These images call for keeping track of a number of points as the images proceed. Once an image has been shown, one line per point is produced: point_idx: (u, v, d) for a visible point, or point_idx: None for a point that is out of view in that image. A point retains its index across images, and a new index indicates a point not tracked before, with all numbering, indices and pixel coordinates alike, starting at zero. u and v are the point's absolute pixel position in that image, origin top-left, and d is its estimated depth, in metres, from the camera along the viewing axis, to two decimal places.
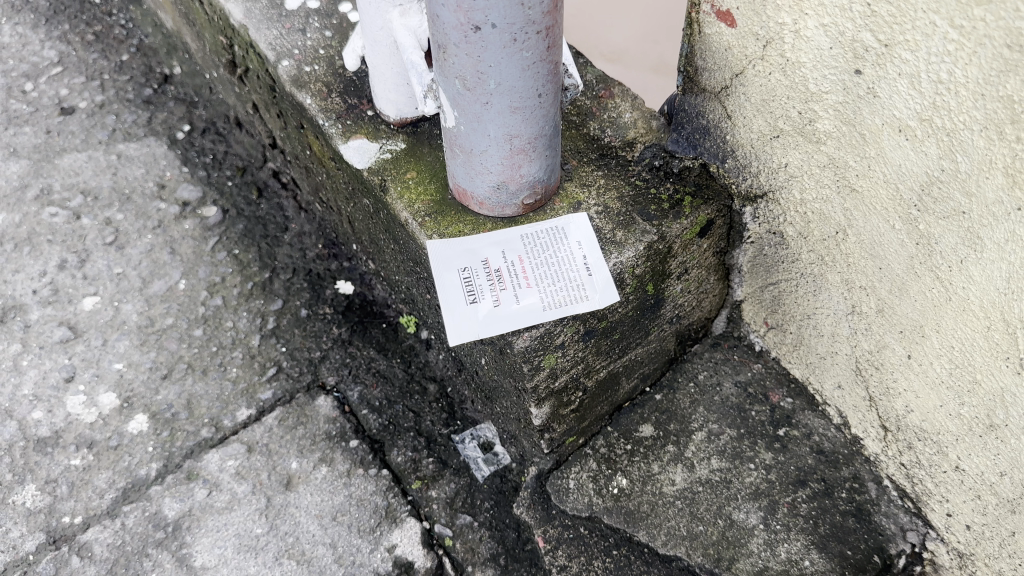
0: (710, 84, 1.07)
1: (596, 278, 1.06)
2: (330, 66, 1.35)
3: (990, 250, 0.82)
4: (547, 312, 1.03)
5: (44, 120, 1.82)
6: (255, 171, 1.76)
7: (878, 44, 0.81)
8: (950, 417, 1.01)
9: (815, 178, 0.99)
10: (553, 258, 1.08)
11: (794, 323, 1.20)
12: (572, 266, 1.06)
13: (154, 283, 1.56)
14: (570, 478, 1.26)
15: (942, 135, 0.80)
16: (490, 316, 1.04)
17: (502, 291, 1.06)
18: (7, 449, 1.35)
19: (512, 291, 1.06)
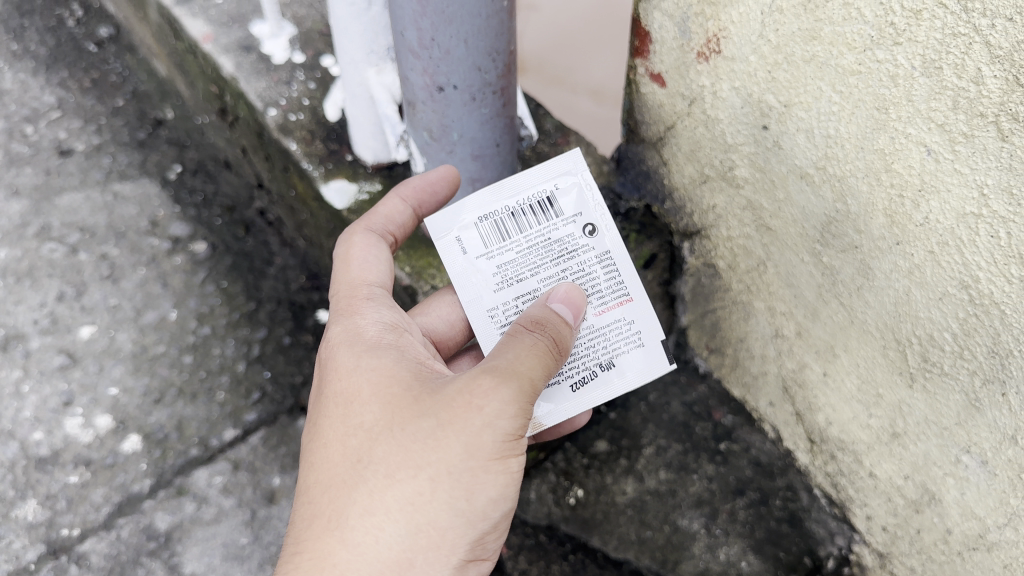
0: (648, 136, 1.23)
1: (511, 181, 1.04)
2: (314, 115, 1.48)
3: (879, 278, 0.96)
4: (464, 215, 1.03)
5: (44, 162, 1.95)
6: (242, 209, 1.87)
7: (779, 104, 0.96)
8: (862, 427, 1.13)
9: (736, 218, 1.14)
10: (550, 226, 1.04)
11: (730, 346, 1.34)
12: (531, 203, 1.04)
13: (147, 313, 1.68)
14: (531, 490, 1.36)
15: (834, 182, 0.94)
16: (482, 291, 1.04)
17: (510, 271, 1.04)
18: (10, 468, 1.47)
19: (511, 269, 1.04)
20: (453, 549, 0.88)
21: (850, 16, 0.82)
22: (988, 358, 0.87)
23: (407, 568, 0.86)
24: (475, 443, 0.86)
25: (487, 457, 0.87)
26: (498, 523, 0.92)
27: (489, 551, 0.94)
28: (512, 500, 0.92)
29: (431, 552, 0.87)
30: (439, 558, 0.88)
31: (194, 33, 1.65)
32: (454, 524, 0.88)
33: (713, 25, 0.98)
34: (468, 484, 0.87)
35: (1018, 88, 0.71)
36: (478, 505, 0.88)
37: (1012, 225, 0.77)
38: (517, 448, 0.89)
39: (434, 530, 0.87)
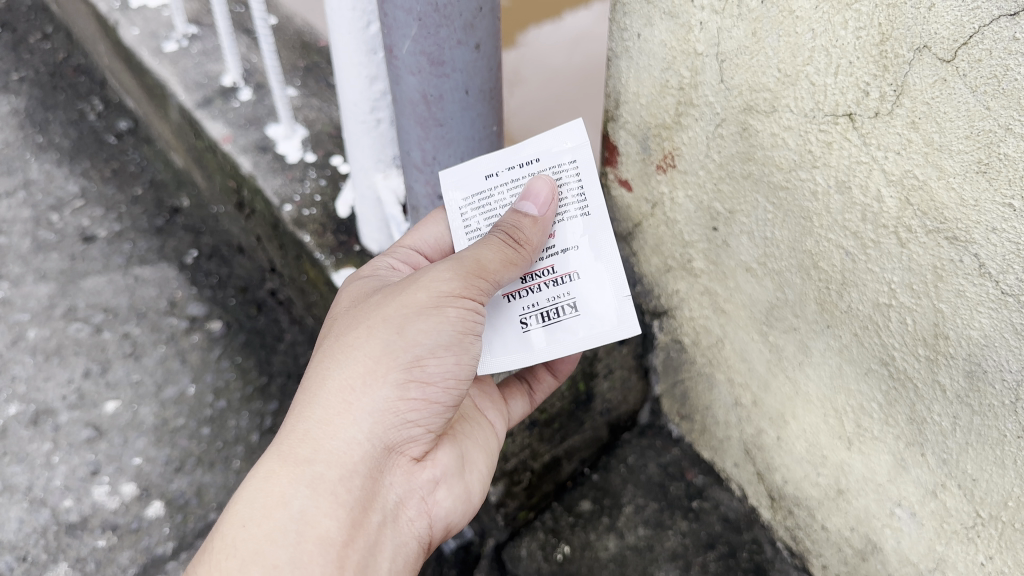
0: (620, 230, 1.41)
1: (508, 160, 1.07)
2: (325, 210, 1.66)
3: (816, 356, 1.13)
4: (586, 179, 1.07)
5: (69, 248, 2.11)
6: (254, 290, 2.03)
7: (725, 211, 1.15)
8: (813, 484, 1.28)
9: (697, 302, 1.33)
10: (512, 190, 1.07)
11: (699, 413, 1.50)
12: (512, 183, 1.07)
13: (167, 388, 1.82)
14: (522, 547, 1.50)
15: (773, 274, 1.13)
16: (524, 345, 1.07)
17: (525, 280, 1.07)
18: (42, 533, 1.59)
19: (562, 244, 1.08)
20: (392, 383, 0.95)
21: (777, 144, 1.01)
22: (908, 423, 1.03)
23: (348, 406, 0.94)
24: (409, 296, 0.96)
25: (422, 307, 0.96)
26: (444, 363, 0.97)
27: (442, 397, 0.99)
28: (460, 339, 0.98)
29: (369, 386, 0.95)
30: (380, 390, 0.95)
31: (214, 134, 1.84)
32: (390, 361, 0.95)
33: (668, 145, 1.20)
34: (402, 322, 0.95)
35: (909, 207, 0.88)
36: (415, 343, 0.95)
37: (916, 314, 0.93)
38: (458, 300, 0.96)
39: (372, 365, 0.95)
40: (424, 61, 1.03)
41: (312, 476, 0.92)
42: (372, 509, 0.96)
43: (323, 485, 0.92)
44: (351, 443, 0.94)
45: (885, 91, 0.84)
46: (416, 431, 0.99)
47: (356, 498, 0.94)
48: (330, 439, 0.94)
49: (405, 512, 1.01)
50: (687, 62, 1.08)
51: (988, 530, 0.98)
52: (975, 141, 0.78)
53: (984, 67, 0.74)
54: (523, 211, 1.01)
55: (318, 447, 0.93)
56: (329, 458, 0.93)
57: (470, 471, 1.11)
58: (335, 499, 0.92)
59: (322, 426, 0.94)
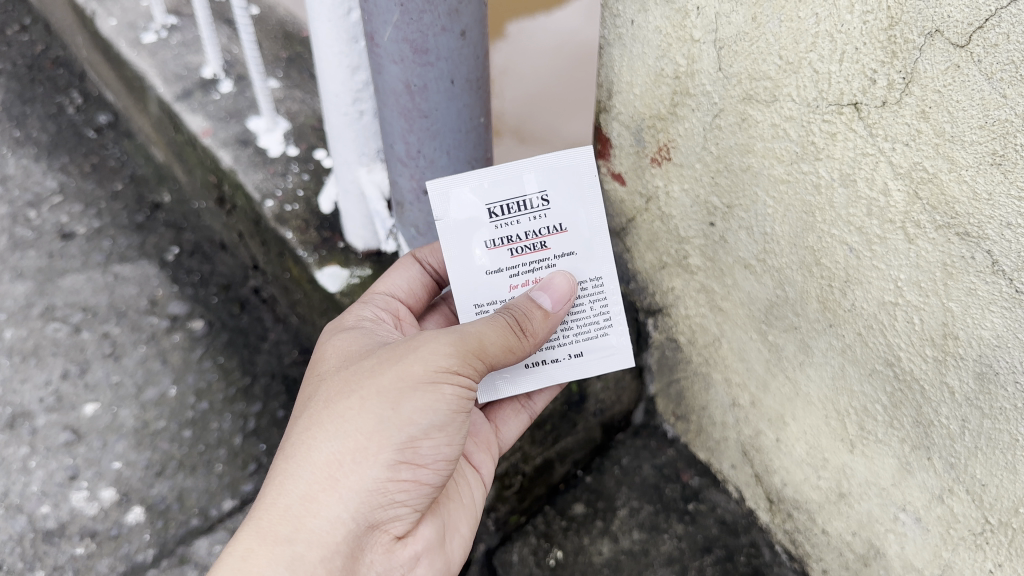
0: (613, 226, 1.39)
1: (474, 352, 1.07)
2: (308, 205, 1.61)
3: (818, 356, 1.09)
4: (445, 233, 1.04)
5: (47, 245, 2.05)
6: (237, 288, 1.98)
7: (722, 205, 1.11)
8: (813, 488, 1.24)
9: (693, 299, 1.30)
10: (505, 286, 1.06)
11: (694, 413, 1.46)
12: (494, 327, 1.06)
13: (148, 389, 1.77)
14: (513, 552, 1.44)
15: (773, 272, 1.08)
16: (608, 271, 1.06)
17: (546, 243, 1.03)
18: (18, 541, 1.54)
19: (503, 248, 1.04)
20: (382, 463, 0.89)
21: (777, 135, 0.96)
22: (914, 426, 0.98)
23: (334, 482, 0.88)
24: (404, 368, 0.91)
25: (416, 382, 0.90)
26: (437, 444, 0.92)
27: (432, 478, 0.93)
28: (452, 420, 0.93)
29: (359, 463, 0.89)
30: (370, 469, 0.89)
31: (193, 127, 1.78)
32: (382, 438, 0.89)
33: (663, 137, 1.15)
34: (398, 397, 0.90)
35: (918, 201, 0.83)
36: (409, 422, 0.90)
37: (923, 313, 0.89)
38: (453, 379, 0.91)
39: (362, 443, 0.89)
40: (406, 48, 0.98)
41: (292, 555, 0.86)
42: None
43: (302, 566, 0.86)
44: (334, 523, 0.88)
45: (894, 78, 0.79)
46: (402, 511, 0.93)
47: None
48: (312, 518, 0.87)
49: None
50: (683, 49, 1.03)
51: (998, 537, 0.94)
52: (989, 131, 0.73)
53: (1000, 52, 0.69)
54: (538, 302, 0.98)
55: (300, 525, 0.87)
56: (309, 538, 0.87)
57: (450, 542, 1.04)
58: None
59: (305, 503, 0.88)
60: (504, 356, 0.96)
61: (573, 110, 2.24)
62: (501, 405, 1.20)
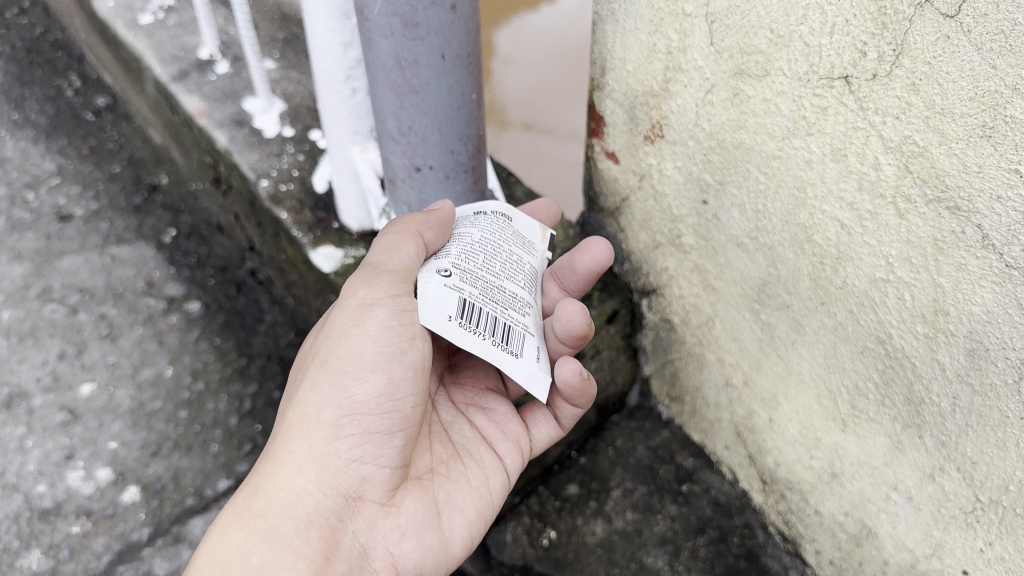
0: (607, 206, 1.39)
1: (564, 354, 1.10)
2: (303, 185, 1.60)
3: (810, 334, 1.08)
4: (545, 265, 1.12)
5: (45, 227, 2.05)
6: (234, 270, 1.98)
7: (715, 182, 1.11)
8: (805, 468, 1.24)
9: (686, 279, 1.29)
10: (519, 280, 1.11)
11: (688, 395, 1.46)
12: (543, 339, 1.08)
13: (144, 370, 1.77)
14: (507, 532, 1.43)
15: (765, 249, 1.08)
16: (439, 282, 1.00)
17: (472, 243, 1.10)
18: (14, 520, 1.55)
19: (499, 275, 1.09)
20: (326, 422, 0.98)
21: (769, 110, 0.95)
22: (905, 404, 0.98)
23: (292, 453, 0.97)
24: (333, 333, 1.02)
25: (342, 338, 1.00)
26: (374, 384, 0.98)
27: (381, 423, 0.98)
28: (386, 357, 0.99)
29: (306, 429, 0.98)
30: (316, 431, 0.98)
31: (190, 108, 1.78)
32: (321, 399, 0.98)
33: (656, 114, 1.15)
34: (330, 360, 1.00)
35: (909, 174, 0.82)
36: (339, 373, 0.99)
37: (915, 289, 0.88)
38: (368, 311, 1.01)
39: (307, 411, 0.99)
40: (396, 22, 0.98)
41: (266, 528, 0.92)
42: (332, 557, 0.94)
43: (275, 535, 0.91)
44: (301, 491, 0.95)
45: (884, 50, 0.79)
46: (366, 470, 0.99)
47: (316, 547, 0.92)
48: (279, 490, 0.95)
49: (374, 561, 0.98)
50: (675, 24, 1.03)
51: (988, 515, 0.94)
52: (980, 103, 0.72)
53: (990, 22, 0.68)
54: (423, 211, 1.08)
55: (269, 500, 0.94)
56: (280, 510, 0.93)
57: (449, 519, 1.05)
58: (293, 551, 0.91)
59: (271, 479, 0.96)
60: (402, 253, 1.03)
61: (569, 104, 2.29)
62: (532, 408, 1.20)
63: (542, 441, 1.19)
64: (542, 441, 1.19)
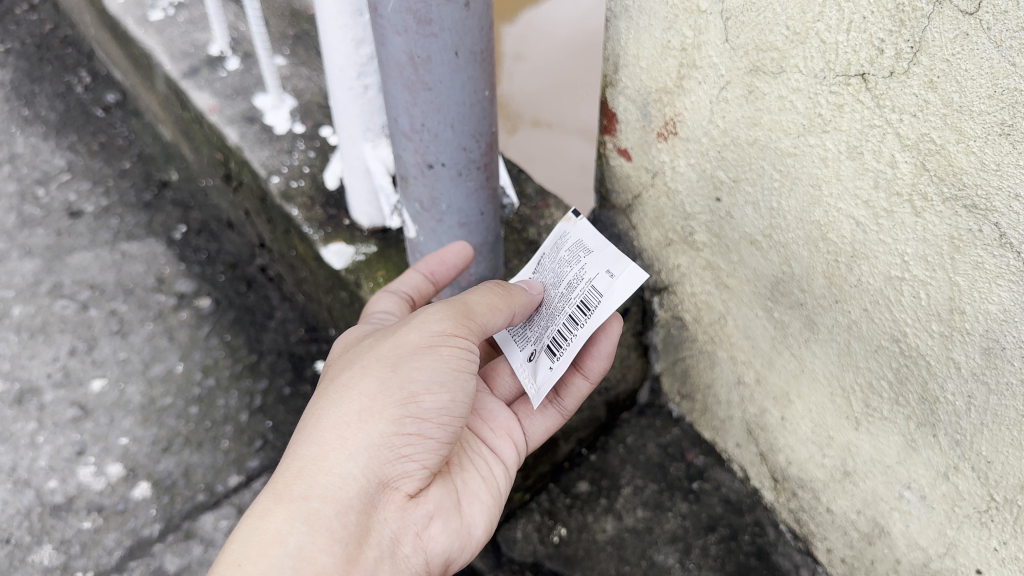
0: (619, 202, 1.38)
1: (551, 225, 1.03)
2: (314, 181, 1.60)
3: (823, 332, 1.08)
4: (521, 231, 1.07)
5: (55, 223, 2.05)
6: (244, 266, 1.98)
7: (729, 179, 1.10)
8: (818, 466, 1.24)
9: (698, 276, 1.29)
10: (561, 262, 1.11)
11: (699, 392, 1.46)
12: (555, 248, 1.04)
13: (155, 366, 1.78)
14: (517, 529, 1.44)
15: (779, 247, 1.08)
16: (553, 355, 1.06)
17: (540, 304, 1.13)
18: (26, 515, 1.55)
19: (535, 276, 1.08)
20: (387, 418, 0.97)
21: (784, 107, 0.95)
22: (919, 403, 0.98)
23: (344, 438, 0.96)
24: (401, 338, 1.00)
25: (414, 348, 0.99)
26: (437, 399, 0.99)
27: (436, 432, 1.00)
28: (453, 376, 1.00)
29: (365, 421, 0.96)
30: (377, 424, 0.96)
31: (200, 104, 1.78)
32: (381, 392, 0.97)
33: (669, 111, 1.15)
34: (396, 361, 0.98)
35: (926, 172, 0.82)
36: (409, 379, 0.97)
37: (930, 287, 0.88)
38: (450, 340, 0.99)
39: (368, 402, 0.97)
40: (410, 19, 0.98)
41: (309, 511, 0.91)
42: (367, 544, 0.95)
43: (318, 519, 0.91)
44: (346, 477, 0.95)
45: (901, 48, 0.78)
46: (410, 468, 1.00)
47: (353, 532, 0.93)
48: (325, 474, 0.94)
49: (402, 548, 1.00)
50: (690, 20, 1.02)
51: (1003, 514, 0.93)
52: (998, 101, 0.72)
53: (1010, 19, 0.68)
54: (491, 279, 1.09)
55: (312, 483, 0.94)
56: (324, 493, 0.93)
57: (468, 506, 1.10)
58: (331, 534, 0.91)
59: (317, 462, 0.95)
60: (492, 315, 1.04)
61: (582, 100, 2.28)
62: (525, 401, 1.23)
63: (538, 431, 1.22)
64: (536, 432, 1.22)
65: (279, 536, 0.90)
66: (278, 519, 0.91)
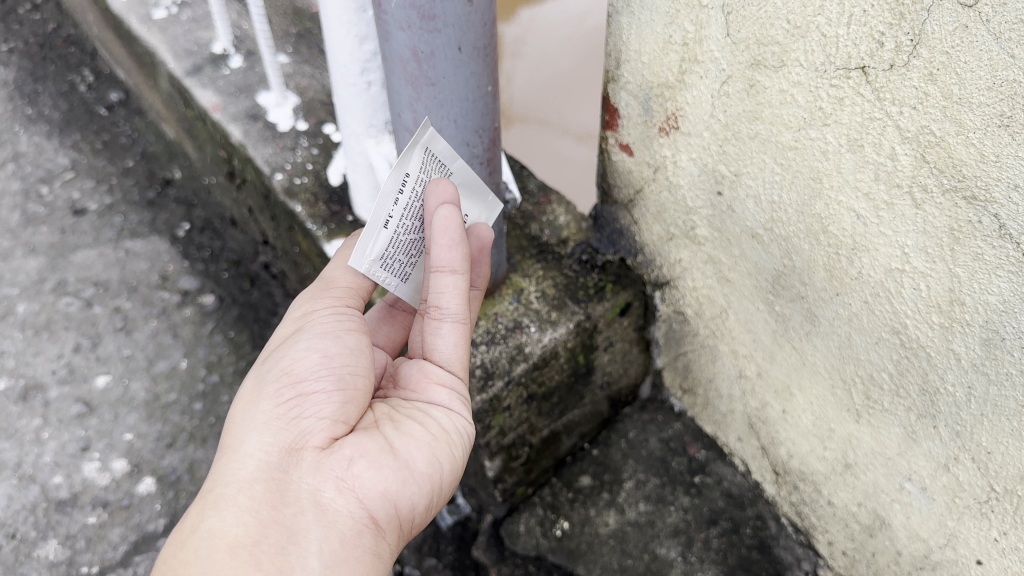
0: (620, 198, 1.39)
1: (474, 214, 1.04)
2: (317, 178, 1.61)
3: (825, 325, 1.09)
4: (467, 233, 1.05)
5: (59, 221, 2.06)
6: (247, 263, 1.99)
7: (730, 173, 1.11)
8: (819, 459, 1.24)
9: (700, 270, 1.30)
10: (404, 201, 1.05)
11: (701, 386, 1.46)
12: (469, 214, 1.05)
13: (159, 363, 1.79)
14: (520, 523, 1.46)
15: (780, 241, 1.09)
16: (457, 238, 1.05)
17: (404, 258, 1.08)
18: (31, 510, 1.56)
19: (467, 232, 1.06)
20: (265, 395, 0.94)
21: (786, 101, 0.96)
22: (920, 395, 0.98)
23: (236, 429, 0.92)
24: (274, 341, 1.02)
25: (283, 339, 1.00)
26: (312, 356, 0.95)
27: (321, 384, 0.93)
28: (325, 332, 0.98)
29: (246, 408, 0.94)
30: (258, 406, 0.93)
31: (204, 102, 1.79)
32: (260, 381, 0.96)
33: (671, 106, 1.15)
34: (267, 357, 0.99)
35: (926, 164, 0.83)
36: (280, 358, 0.97)
37: (930, 279, 0.89)
38: (303, 318, 1.01)
39: (249, 396, 0.96)
40: (414, 14, 0.99)
41: (211, 496, 0.86)
42: (283, 504, 0.86)
43: (222, 500, 0.85)
44: (246, 455, 0.89)
45: (902, 40, 0.79)
46: (310, 422, 0.92)
47: (261, 498, 0.86)
48: (224, 464, 0.89)
49: (330, 499, 0.89)
50: (691, 15, 1.03)
51: (1003, 505, 0.94)
52: (997, 93, 0.73)
53: (1008, 11, 0.68)
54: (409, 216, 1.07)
55: (217, 477, 0.88)
56: (227, 477, 0.87)
57: (403, 447, 0.95)
58: (240, 507, 0.85)
59: (219, 458, 0.91)
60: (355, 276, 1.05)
61: (583, 101, 2.29)
62: None
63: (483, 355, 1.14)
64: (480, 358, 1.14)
65: (192, 530, 0.84)
66: (190, 517, 0.85)
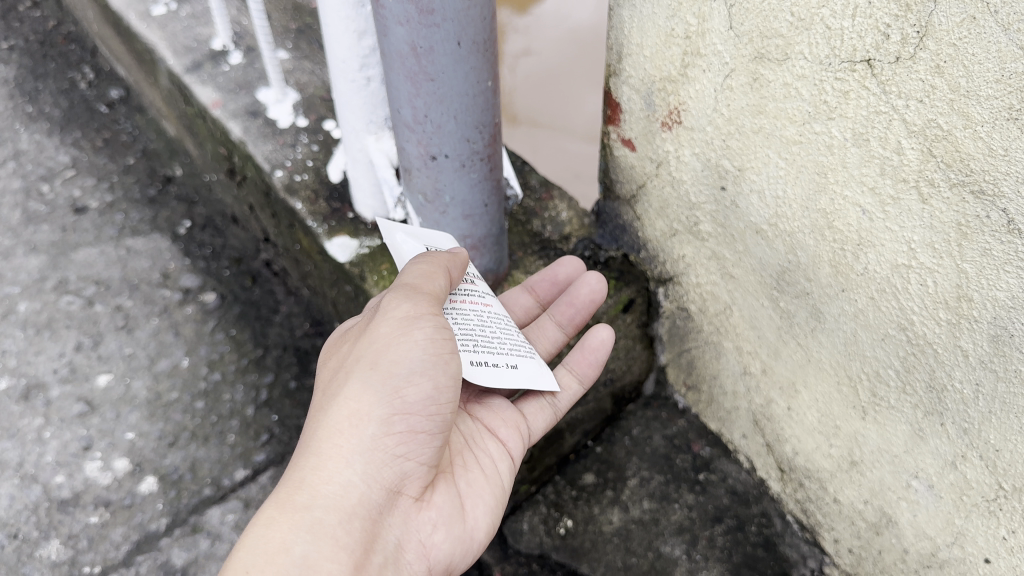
0: (623, 193, 1.38)
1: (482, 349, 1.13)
2: (317, 175, 1.60)
3: (830, 321, 1.07)
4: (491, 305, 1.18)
5: (60, 219, 2.05)
6: (249, 261, 1.98)
7: (734, 168, 1.10)
8: (825, 456, 1.23)
9: (703, 266, 1.29)
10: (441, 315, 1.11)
11: (705, 383, 1.45)
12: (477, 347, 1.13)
13: (161, 361, 1.78)
14: (523, 521, 1.44)
15: (785, 236, 1.07)
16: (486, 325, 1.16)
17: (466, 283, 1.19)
18: (33, 510, 1.56)
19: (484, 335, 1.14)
20: (376, 420, 0.96)
21: (789, 94, 0.94)
22: (927, 392, 0.97)
23: (339, 447, 0.95)
24: (374, 334, 0.99)
25: (388, 341, 0.97)
26: (421, 390, 0.96)
27: (427, 424, 0.97)
28: (434, 363, 0.97)
29: (355, 427, 0.95)
30: (367, 428, 0.96)
31: (203, 99, 1.78)
32: (372, 396, 0.96)
33: (674, 100, 1.14)
34: (375, 360, 0.97)
35: (932, 159, 0.81)
36: (390, 374, 0.96)
37: (937, 275, 0.87)
38: (413, 324, 0.97)
39: (355, 408, 0.96)
40: (412, 9, 0.97)
41: (312, 521, 0.91)
42: (373, 550, 0.94)
43: (323, 529, 0.91)
44: (347, 486, 0.94)
45: (907, 32, 0.77)
46: (406, 466, 0.98)
47: (358, 540, 0.93)
48: (325, 484, 0.94)
49: (405, 555, 0.99)
50: (694, 8, 1.02)
51: (1012, 503, 0.93)
52: (1006, 85, 0.71)
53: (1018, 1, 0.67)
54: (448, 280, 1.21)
55: (315, 492, 0.93)
56: (327, 502, 0.93)
57: (471, 510, 1.07)
58: (336, 541, 0.91)
59: (315, 472, 0.94)
60: (437, 283, 1.03)
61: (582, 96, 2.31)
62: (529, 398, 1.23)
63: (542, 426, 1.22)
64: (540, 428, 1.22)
65: (284, 547, 0.89)
66: (285, 529, 0.90)
